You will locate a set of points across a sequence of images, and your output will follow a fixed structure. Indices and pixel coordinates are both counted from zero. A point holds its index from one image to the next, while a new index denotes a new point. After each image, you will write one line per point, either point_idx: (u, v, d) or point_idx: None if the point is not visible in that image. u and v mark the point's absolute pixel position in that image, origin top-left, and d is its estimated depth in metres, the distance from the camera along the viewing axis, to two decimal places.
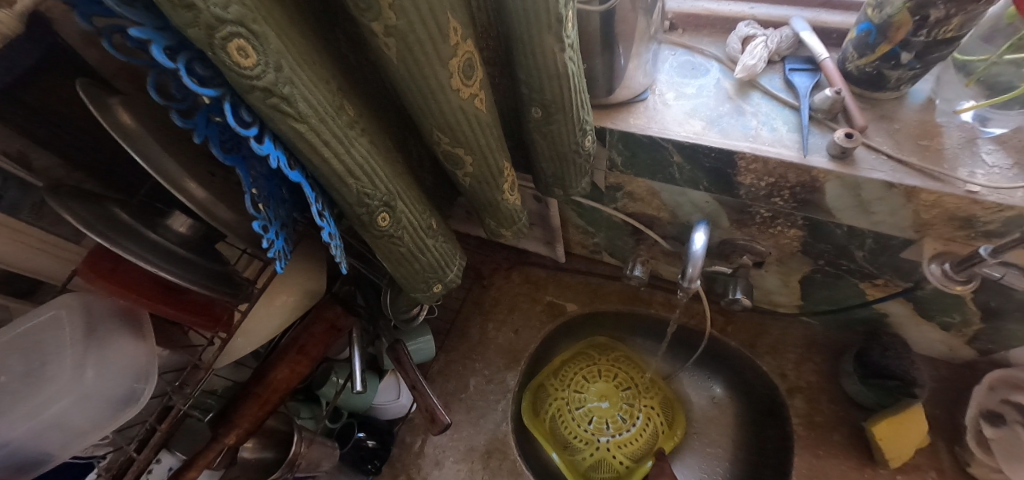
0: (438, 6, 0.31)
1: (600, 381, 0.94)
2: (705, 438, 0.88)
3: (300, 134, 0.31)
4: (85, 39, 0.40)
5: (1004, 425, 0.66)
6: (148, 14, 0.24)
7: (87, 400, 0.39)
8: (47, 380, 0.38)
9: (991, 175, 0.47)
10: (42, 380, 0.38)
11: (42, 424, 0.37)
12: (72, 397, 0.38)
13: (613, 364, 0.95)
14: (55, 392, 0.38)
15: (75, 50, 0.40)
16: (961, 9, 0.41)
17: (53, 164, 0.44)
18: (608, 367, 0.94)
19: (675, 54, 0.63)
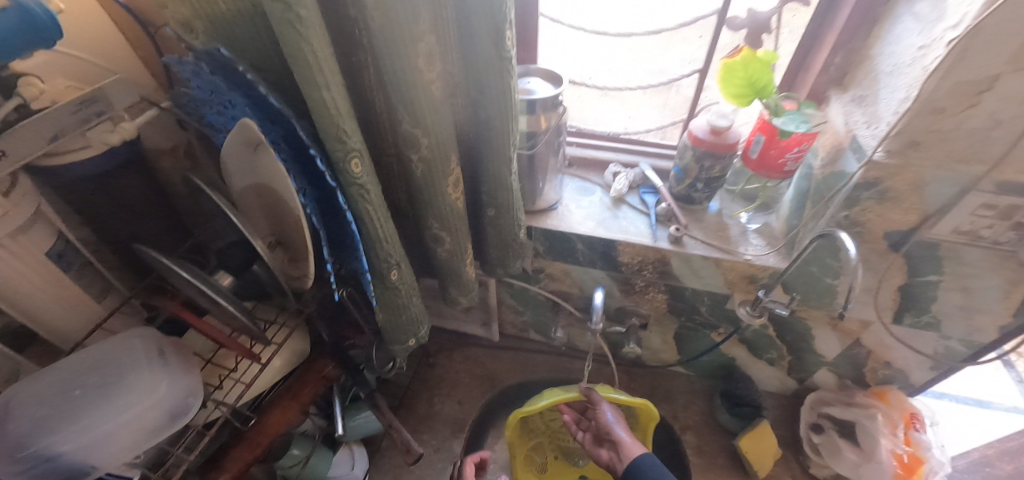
0: (448, 148, 0.57)
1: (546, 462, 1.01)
2: None
3: (367, 212, 0.53)
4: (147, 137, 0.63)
5: (824, 432, 0.92)
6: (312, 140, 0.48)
7: (151, 409, 0.49)
8: (125, 389, 0.49)
9: (756, 250, 0.80)
10: (120, 390, 0.49)
11: (117, 422, 0.47)
12: (142, 402, 0.49)
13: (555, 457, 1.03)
14: (129, 399, 0.49)
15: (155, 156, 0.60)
16: (717, 161, 0.77)
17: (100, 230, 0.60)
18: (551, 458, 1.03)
19: (574, 181, 0.94)
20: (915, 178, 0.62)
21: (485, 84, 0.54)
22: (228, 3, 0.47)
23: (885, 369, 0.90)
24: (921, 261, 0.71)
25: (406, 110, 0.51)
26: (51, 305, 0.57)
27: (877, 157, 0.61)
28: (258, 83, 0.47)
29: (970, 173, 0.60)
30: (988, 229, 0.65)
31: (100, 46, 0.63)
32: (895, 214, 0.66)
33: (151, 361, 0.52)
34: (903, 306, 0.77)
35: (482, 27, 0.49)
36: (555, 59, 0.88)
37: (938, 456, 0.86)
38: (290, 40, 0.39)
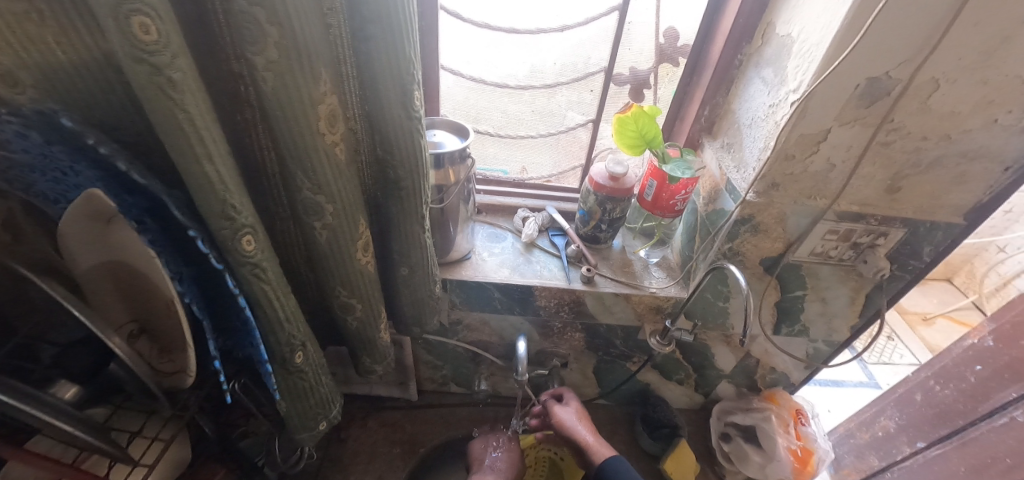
0: (355, 212, 0.53)
1: None
2: None
3: (264, 293, 0.46)
4: None
5: (732, 440, 1.00)
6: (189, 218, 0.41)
7: None
8: None
9: (659, 282, 0.87)
10: None
11: None
12: None
13: None
14: None
15: None
16: (617, 204, 0.83)
17: None
18: None
19: (484, 228, 0.94)
20: (778, 213, 0.72)
21: (393, 145, 0.52)
22: (70, 53, 0.38)
23: (772, 374, 1.01)
24: (790, 280, 0.82)
25: (306, 176, 0.47)
26: None
27: (749, 197, 0.70)
28: (115, 157, 0.39)
29: (817, 206, 0.72)
30: (835, 249, 0.77)
31: None
32: (767, 243, 0.76)
33: None
34: (780, 319, 0.89)
35: (388, 87, 0.47)
36: (455, 107, 0.88)
37: (824, 445, 0.97)
38: (159, 106, 0.33)
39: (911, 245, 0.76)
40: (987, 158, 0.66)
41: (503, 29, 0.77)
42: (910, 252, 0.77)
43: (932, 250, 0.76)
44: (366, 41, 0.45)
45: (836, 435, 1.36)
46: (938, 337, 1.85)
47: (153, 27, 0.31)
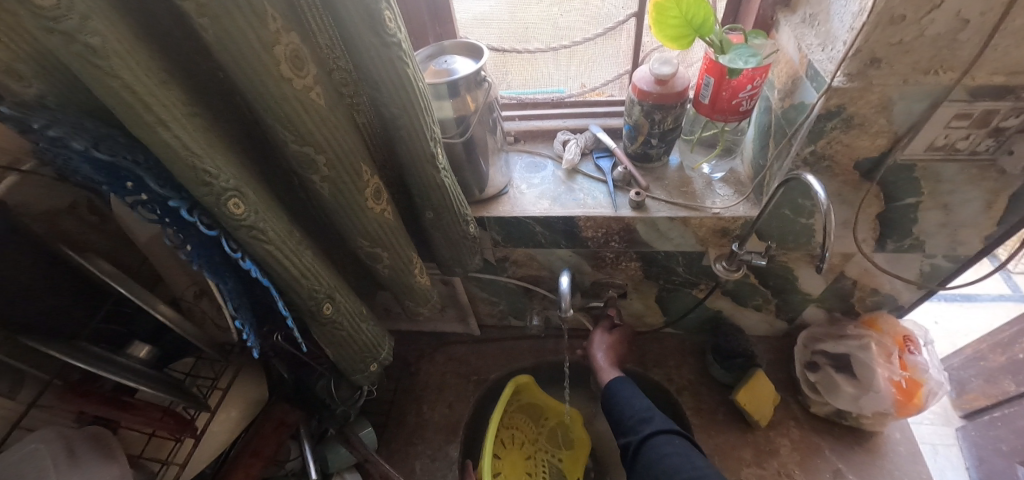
0: (354, 159, 0.50)
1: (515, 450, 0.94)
2: None
3: (269, 252, 0.46)
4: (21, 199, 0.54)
5: (820, 369, 0.90)
6: (175, 189, 0.41)
7: None
8: None
9: (724, 200, 0.74)
10: None
11: None
12: None
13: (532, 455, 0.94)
14: None
15: (28, 224, 0.52)
16: (669, 113, 0.70)
17: None
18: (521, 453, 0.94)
19: (522, 157, 0.86)
20: (881, 99, 0.55)
21: (377, 79, 0.47)
22: None
23: (873, 296, 0.87)
24: (897, 186, 0.66)
25: (285, 128, 0.44)
26: None
27: (837, 83, 0.54)
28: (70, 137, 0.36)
29: (939, 85, 0.54)
30: (965, 140, 0.59)
31: None
32: (864, 140, 0.60)
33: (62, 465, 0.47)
34: (884, 233, 0.73)
35: (352, 11, 0.41)
36: (499, 30, 0.78)
37: (937, 377, 0.84)
38: (93, 77, 0.32)
39: None
40: None
41: None
42: None
43: None
44: None
45: (962, 358, 1.17)
46: None
47: None
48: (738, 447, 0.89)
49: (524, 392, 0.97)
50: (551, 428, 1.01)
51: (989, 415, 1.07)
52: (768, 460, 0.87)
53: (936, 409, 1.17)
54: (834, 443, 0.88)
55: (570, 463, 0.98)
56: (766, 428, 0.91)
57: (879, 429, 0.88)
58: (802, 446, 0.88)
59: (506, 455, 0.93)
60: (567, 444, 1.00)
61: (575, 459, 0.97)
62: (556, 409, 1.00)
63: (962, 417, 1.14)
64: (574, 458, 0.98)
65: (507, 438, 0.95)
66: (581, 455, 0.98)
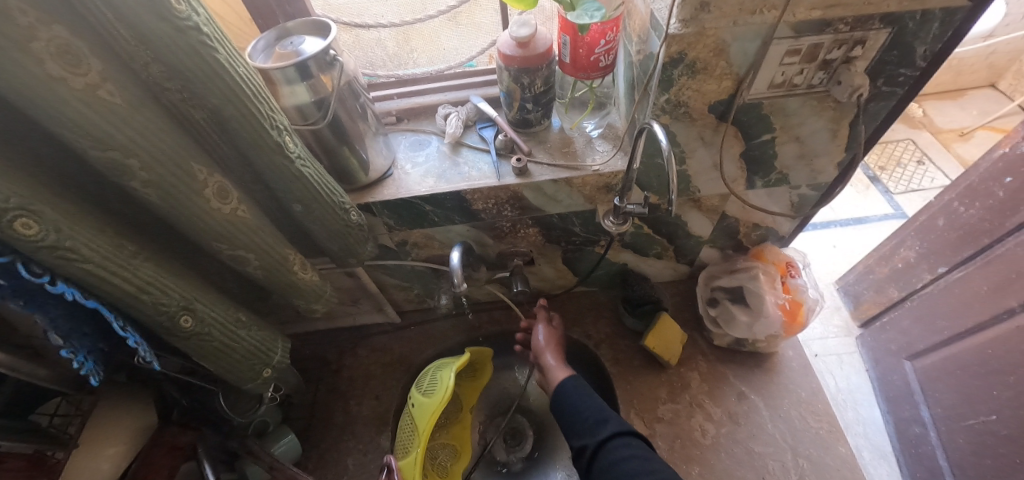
0: (181, 160, 0.46)
1: None
2: None
3: (87, 271, 0.42)
4: None
5: (719, 304, 0.96)
6: None
7: None
8: None
9: (603, 157, 0.76)
10: None
11: None
12: None
13: None
14: None
15: None
16: (536, 76, 0.70)
17: None
18: None
19: (405, 137, 0.84)
20: (716, 42, 0.57)
21: (183, 68, 0.42)
22: None
23: (757, 231, 0.93)
24: (751, 124, 0.69)
25: (77, 133, 0.39)
26: None
27: (673, 29, 0.55)
28: None
29: (765, 23, 0.56)
30: (800, 75, 0.63)
31: None
32: (711, 85, 0.63)
33: None
34: (751, 170, 0.78)
35: None
36: (396, 4, 0.75)
37: (814, 295, 0.93)
38: None
39: (897, 49, 0.60)
40: None
41: None
42: (899, 58, 0.62)
43: (927, 49, 0.61)
44: None
45: (857, 273, 1.26)
46: (976, 152, 1.66)
47: None
48: (654, 388, 0.94)
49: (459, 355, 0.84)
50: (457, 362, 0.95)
51: (879, 321, 1.19)
52: (681, 395, 0.93)
53: (840, 324, 1.28)
54: (738, 369, 0.95)
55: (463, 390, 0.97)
56: (678, 366, 0.96)
57: (774, 349, 0.96)
58: (710, 376, 0.94)
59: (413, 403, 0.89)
60: (470, 374, 0.97)
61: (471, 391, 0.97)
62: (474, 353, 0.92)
63: (860, 326, 1.26)
64: (469, 389, 0.97)
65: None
66: (479, 383, 0.98)
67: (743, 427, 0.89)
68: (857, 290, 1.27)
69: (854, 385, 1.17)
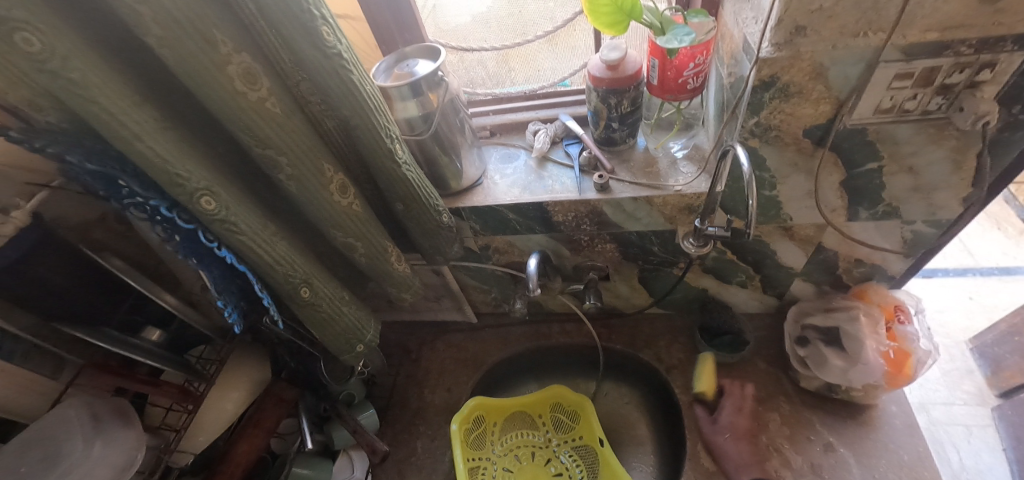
0: (315, 159, 0.57)
1: (528, 463, 1.00)
2: (632, 436, 1.00)
3: (242, 242, 0.53)
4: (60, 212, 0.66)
5: (810, 343, 0.89)
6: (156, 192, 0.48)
7: (94, 469, 0.53)
8: (61, 454, 0.52)
9: (686, 177, 0.76)
10: (55, 455, 0.52)
11: None
12: (82, 464, 0.53)
13: (532, 451, 1.01)
14: (67, 464, 0.52)
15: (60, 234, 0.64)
16: (624, 96, 0.73)
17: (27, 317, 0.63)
18: (528, 458, 1.00)
19: (497, 150, 0.92)
20: (812, 66, 0.56)
21: (326, 85, 0.53)
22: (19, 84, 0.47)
23: (860, 268, 0.85)
24: (853, 151, 0.65)
25: (248, 135, 0.50)
26: (4, 392, 0.60)
27: (764, 53, 0.56)
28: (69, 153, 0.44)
29: (869, 47, 0.54)
30: (912, 100, 0.58)
31: None
32: (806, 108, 0.61)
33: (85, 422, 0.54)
34: (853, 200, 0.72)
35: (292, 29, 0.47)
36: (498, 28, 0.87)
37: (927, 345, 0.83)
38: (75, 101, 0.39)
39: None
40: None
41: None
42: None
43: None
44: None
45: (998, 333, 1.10)
46: None
47: (34, 38, 0.36)
48: (725, 423, 0.89)
49: (490, 409, 0.99)
50: (552, 417, 1.03)
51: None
52: (757, 435, 0.87)
53: (971, 390, 1.10)
54: (825, 416, 0.87)
55: (588, 432, 0.99)
56: (756, 404, 0.90)
57: (872, 401, 0.86)
58: (792, 420, 0.88)
59: (519, 470, 0.99)
60: (575, 419, 1.01)
61: (592, 428, 0.97)
62: (541, 398, 1.02)
63: (998, 395, 1.08)
64: (590, 430, 0.98)
65: (520, 455, 1.01)
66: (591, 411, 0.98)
67: None
68: (998, 351, 1.09)
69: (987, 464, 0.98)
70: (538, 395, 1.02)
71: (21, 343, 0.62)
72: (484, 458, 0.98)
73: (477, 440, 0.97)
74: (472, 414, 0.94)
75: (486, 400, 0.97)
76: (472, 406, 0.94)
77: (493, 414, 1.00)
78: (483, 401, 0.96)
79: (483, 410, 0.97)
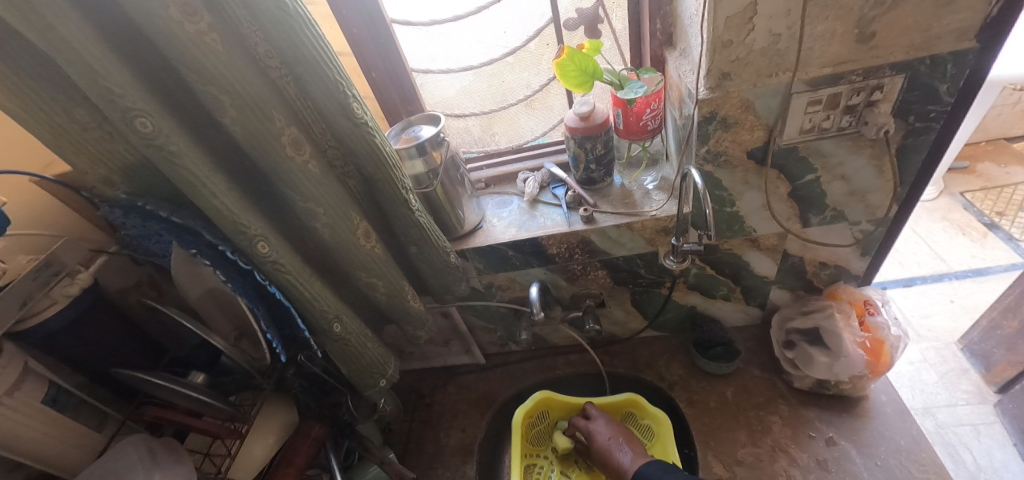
0: (345, 209, 0.67)
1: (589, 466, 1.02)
2: None
3: (288, 280, 0.62)
4: (110, 278, 0.75)
5: (796, 346, 0.96)
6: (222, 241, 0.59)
7: None
8: None
9: (659, 204, 0.88)
10: None
11: None
12: None
13: None
14: None
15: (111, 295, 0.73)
16: (597, 141, 0.87)
17: (77, 373, 0.70)
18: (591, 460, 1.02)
19: (492, 198, 1.04)
20: (741, 101, 0.70)
21: (354, 147, 0.64)
22: (108, 163, 0.59)
23: (826, 270, 0.95)
24: (792, 166, 0.78)
25: (293, 191, 0.62)
26: (58, 444, 0.65)
27: (702, 95, 0.70)
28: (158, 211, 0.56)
29: (781, 83, 0.68)
30: (827, 120, 0.72)
31: (39, 220, 0.75)
32: (745, 135, 0.75)
33: (145, 457, 0.60)
34: (803, 209, 0.84)
35: (329, 105, 0.60)
36: (477, 97, 1.02)
37: (896, 332, 0.92)
38: (169, 168, 0.51)
39: (917, 90, 0.68)
40: None
41: (449, 18, 0.89)
42: (923, 97, 0.69)
43: (949, 87, 0.68)
44: (299, 73, 0.57)
45: (980, 330, 1.13)
46: None
47: (148, 124, 0.48)
48: (730, 430, 0.94)
49: (555, 406, 1.05)
50: (625, 428, 1.03)
51: (1019, 384, 1.02)
52: (762, 438, 0.92)
53: (969, 389, 1.11)
54: (822, 413, 0.93)
55: (659, 453, 0.96)
56: (757, 409, 0.96)
57: (863, 393, 0.93)
58: (792, 420, 0.93)
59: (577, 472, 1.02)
60: (648, 437, 0.99)
61: (664, 450, 0.94)
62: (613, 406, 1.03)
63: (997, 391, 1.09)
64: (661, 452, 0.95)
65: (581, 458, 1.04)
66: (664, 432, 0.95)
67: (834, 475, 0.85)
68: (986, 347, 1.11)
69: (1000, 462, 0.98)
70: (615, 402, 1.02)
71: (73, 397, 0.68)
72: (543, 455, 1.03)
73: (540, 434, 1.04)
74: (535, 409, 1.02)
75: (552, 397, 1.04)
76: (539, 398, 1.02)
77: (561, 407, 1.05)
78: (550, 396, 1.03)
79: (546, 406, 1.03)
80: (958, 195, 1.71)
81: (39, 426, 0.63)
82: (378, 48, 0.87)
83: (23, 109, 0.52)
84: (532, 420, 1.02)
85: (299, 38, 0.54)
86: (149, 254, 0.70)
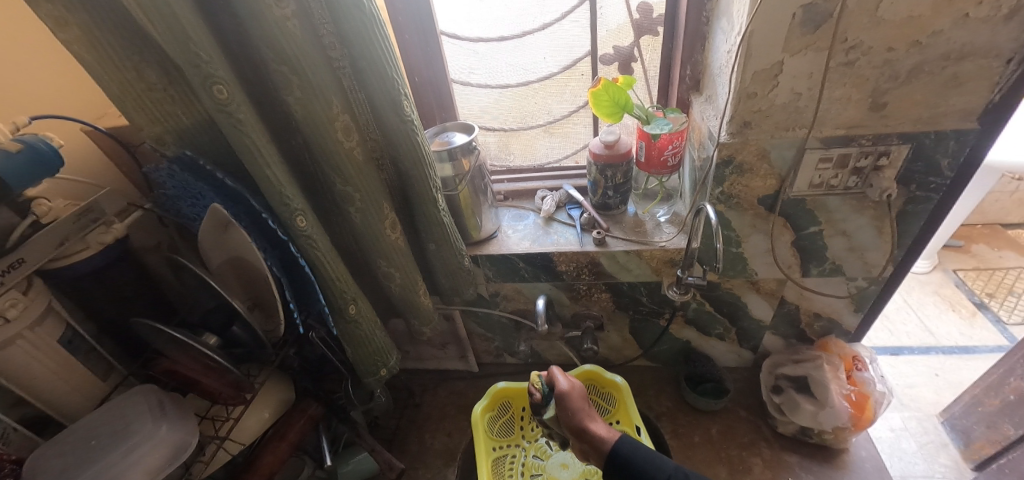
0: (379, 198, 0.71)
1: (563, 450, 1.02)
2: None
3: (317, 257, 0.66)
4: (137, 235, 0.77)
5: (783, 392, 0.99)
6: None
7: (156, 446, 0.61)
8: (131, 428, 0.61)
9: (668, 237, 0.93)
10: (127, 429, 0.61)
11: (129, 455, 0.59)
12: (144, 441, 0.60)
13: None
14: (134, 436, 0.60)
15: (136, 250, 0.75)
16: (617, 169, 0.92)
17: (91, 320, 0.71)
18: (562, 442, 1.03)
19: (509, 211, 1.09)
20: (758, 150, 0.76)
21: (397, 142, 0.69)
22: (166, 122, 0.63)
23: (819, 322, 0.99)
24: (798, 217, 0.83)
25: (335, 174, 0.65)
26: (61, 387, 0.66)
27: (722, 139, 0.76)
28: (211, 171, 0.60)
29: (797, 137, 0.74)
30: (835, 178, 0.77)
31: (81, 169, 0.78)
32: (757, 182, 0.80)
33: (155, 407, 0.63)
34: (804, 259, 0.89)
35: (383, 101, 0.65)
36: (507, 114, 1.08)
37: (882, 389, 0.94)
38: (233, 134, 0.55)
39: (921, 160, 0.74)
40: (978, 55, 0.64)
41: (494, 38, 0.95)
42: (925, 168, 0.75)
43: (950, 162, 0.73)
44: (361, 67, 0.62)
45: (962, 405, 1.15)
46: None
47: (223, 93, 0.52)
48: (711, 467, 0.96)
49: (516, 396, 1.06)
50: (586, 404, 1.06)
51: (998, 462, 1.04)
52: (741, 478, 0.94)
53: (947, 462, 1.13)
54: (802, 460, 0.95)
55: (625, 419, 1.00)
56: (739, 449, 0.98)
57: (843, 446, 0.96)
58: (773, 464, 0.95)
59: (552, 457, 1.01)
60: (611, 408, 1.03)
61: (627, 413, 0.99)
62: None
63: (973, 469, 1.10)
64: (625, 416, 0.99)
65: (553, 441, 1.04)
66: (623, 393, 1.00)
67: None
68: (966, 422, 1.13)
69: None
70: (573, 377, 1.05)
71: (85, 342, 0.69)
72: (512, 445, 1.03)
73: (505, 426, 1.04)
74: (496, 399, 1.02)
75: (511, 388, 1.04)
76: (499, 390, 1.02)
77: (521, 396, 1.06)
78: (507, 387, 1.04)
79: (506, 396, 1.04)
80: (951, 272, 1.77)
81: (50, 365, 0.64)
82: (424, 55, 0.93)
83: (102, 61, 0.56)
84: (496, 413, 1.03)
85: (368, 36, 0.59)
86: (182, 215, 0.73)
